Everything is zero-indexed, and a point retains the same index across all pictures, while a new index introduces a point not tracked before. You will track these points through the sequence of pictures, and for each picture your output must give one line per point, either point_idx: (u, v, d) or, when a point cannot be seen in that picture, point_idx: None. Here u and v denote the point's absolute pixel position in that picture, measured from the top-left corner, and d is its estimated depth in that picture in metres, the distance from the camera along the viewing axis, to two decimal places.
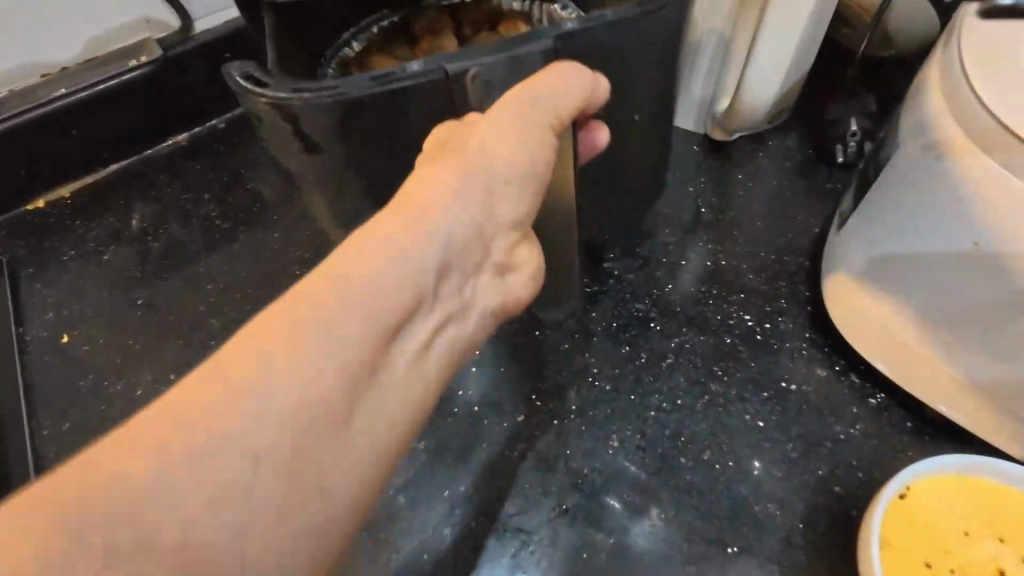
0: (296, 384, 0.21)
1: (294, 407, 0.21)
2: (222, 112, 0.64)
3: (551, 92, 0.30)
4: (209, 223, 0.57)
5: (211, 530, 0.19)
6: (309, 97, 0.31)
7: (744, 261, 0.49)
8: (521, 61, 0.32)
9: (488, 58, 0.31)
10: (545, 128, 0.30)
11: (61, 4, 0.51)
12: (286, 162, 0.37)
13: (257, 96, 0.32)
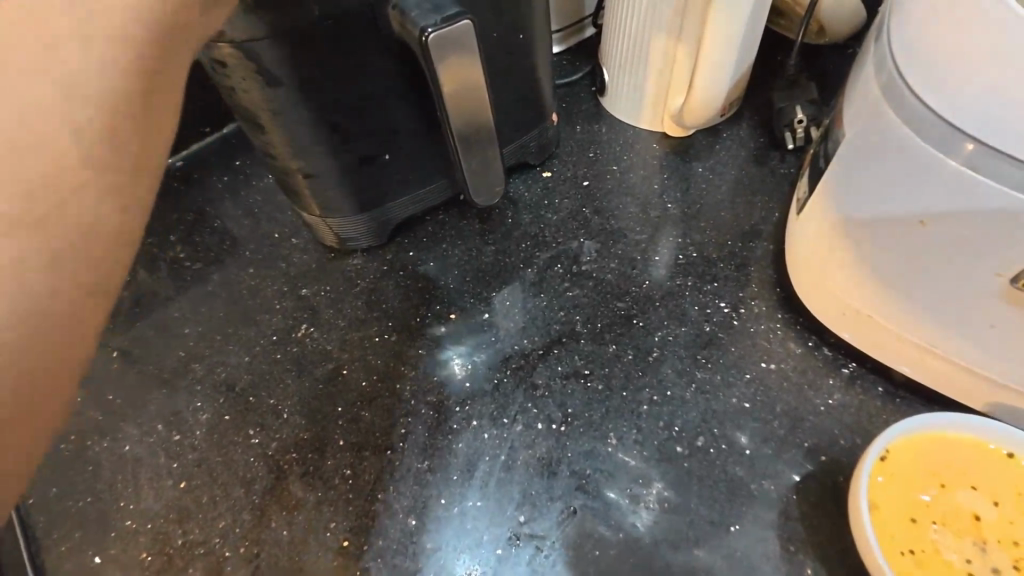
0: (119, 92, 0.22)
1: (111, 105, 0.22)
2: (177, 149, 0.65)
3: (436, 50, 0.37)
4: (180, 267, 0.57)
5: (84, 200, 0.22)
6: (227, 47, 0.37)
7: (712, 250, 0.51)
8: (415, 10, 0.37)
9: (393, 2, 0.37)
10: (440, 73, 0.38)
11: None
12: (249, 106, 0.42)
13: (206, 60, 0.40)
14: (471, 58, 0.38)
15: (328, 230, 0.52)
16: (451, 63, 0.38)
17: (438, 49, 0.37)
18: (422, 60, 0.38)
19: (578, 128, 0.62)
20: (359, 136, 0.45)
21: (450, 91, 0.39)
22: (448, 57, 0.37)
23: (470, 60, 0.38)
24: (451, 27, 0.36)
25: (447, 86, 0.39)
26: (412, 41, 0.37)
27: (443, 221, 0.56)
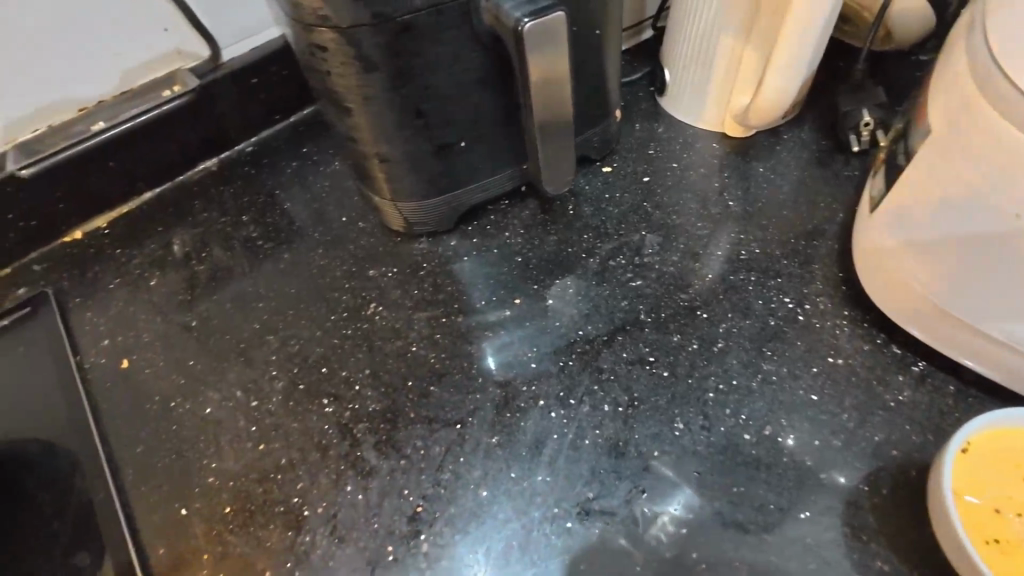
0: None
1: None
2: (249, 136, 0.69)
3: (530, 40, 0.38)
4: (253, 245, 0.60)
5: None
6: (329, 31, 0.40)
7: (775, 247, 0.52)
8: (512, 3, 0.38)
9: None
10: (530, 63, 0.39)
11: (98, 42, 0.57)
12: (340, 90, 0.44)
13: (304, 44, 0.42)
14: (560, 50, 0.39)
15: (398, 214, 0.54)
16: (542, 54, 0.39)
17: (532, 41, 0.38)
18: (515, 51, 0.39)
19: (637, 126, 0.63)
20: (439, 123, 0.47)
21: (538, 81, 0.41)
22: (540, 48, 0.39)
23: (560, 51, 0.40)
24: (543, 20, 0.38)
25: (534, 76, 0.40)
26: (507, 32, 0.39)
27: (506, 210, 0.58)
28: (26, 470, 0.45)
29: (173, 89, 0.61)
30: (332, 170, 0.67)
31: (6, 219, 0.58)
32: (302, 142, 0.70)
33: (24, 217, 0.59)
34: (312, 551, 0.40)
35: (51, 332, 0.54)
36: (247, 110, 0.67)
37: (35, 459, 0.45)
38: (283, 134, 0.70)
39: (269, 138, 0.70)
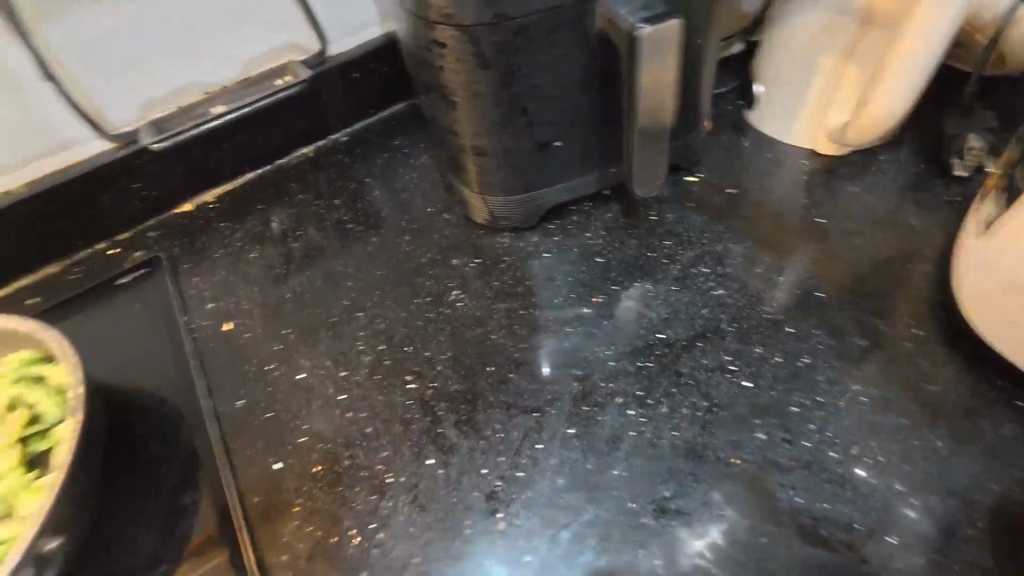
0: None
1: None
2: (344, 127, 0.74)
3: (645, 47, 0.39)
4: (345, 228, 0.63)
5: None
6: (448, 30, 0.42)
7: (866, 268, 0.51)
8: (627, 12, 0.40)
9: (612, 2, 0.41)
10: (641, 68, 0.41)
11: (226, 33, 0.62)
12: (449, 86, 0.47)
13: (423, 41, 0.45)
14: (671, 58, 0.41)
15: (486, 207, 0.56)
16: (653, 62, 0.40)
17: (646, 48, 0.40)
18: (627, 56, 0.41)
19: (723, 138, 0.63)
20: (539, 122, 0.49)
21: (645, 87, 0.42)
22: (653, 55, 0.40)
23: (670, 59, 0.41)
24: (659, 28, 0.39)
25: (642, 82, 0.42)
26: (621, 37, 0.41)
27: (588, 212, 0.59)
28: (139, 414, 0.50)
29: (285, 78, 0.66)
30: (419, 163, 0.70)
31: (131, 189, 0.65)
32: (392, 135, 0.74)
33: (146, 188, 0.65)
34: (394, 516, 0.42)
35: (164, 293, 0.60)
36: (346, 103, 0.72)
37: (147, 404, 0.50)
38: (374, 127, 0.74)
39: (361, 129, 0.75)
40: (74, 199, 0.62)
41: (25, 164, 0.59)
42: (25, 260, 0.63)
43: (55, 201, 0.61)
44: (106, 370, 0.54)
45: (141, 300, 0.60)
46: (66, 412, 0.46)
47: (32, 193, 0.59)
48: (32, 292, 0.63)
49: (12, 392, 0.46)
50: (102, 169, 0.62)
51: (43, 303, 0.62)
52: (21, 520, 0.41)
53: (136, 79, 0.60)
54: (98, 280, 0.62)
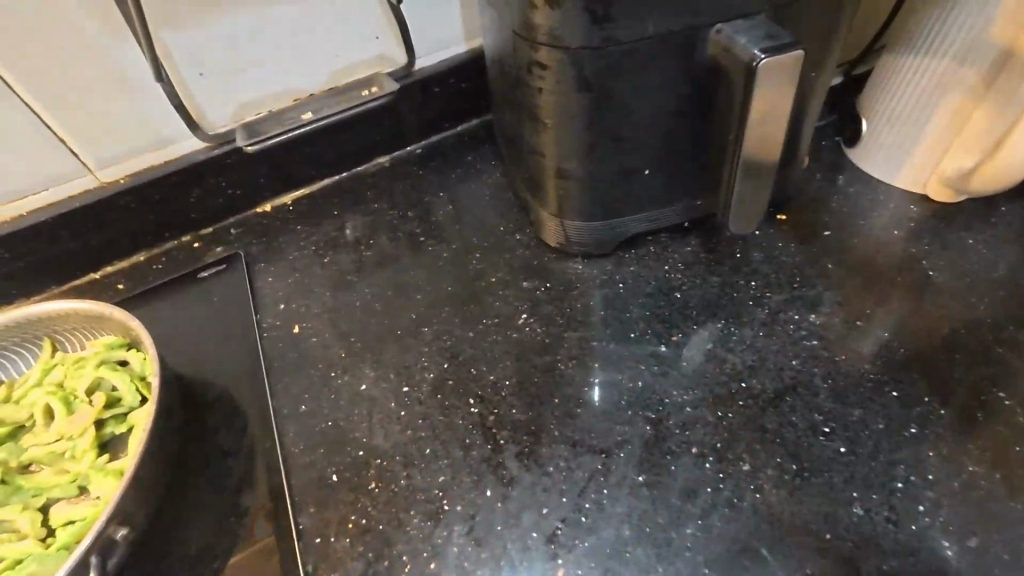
0: None
1: None
2: (420, 139, 0.75)
3: (763, 78, 0.37)
4: (416, 241, 0.64)
5: None
6: (545, 50, 0.41)
7: (982, 332, 0.46)
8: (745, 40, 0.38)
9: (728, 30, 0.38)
10: (755, 101, 0.38)
11: (322, 44, 0.64)
12: (538, 106, 0.46)
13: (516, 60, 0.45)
14: (789, 91, 0.38)
15: (561, 231, 0.55)
16: (770, 94, 0.38)
17: (762, 79, 0.37)
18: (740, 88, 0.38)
19: (818, 175, 0.59)
20: (627, 148, 0.47)
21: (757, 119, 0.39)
22: (770, 88, 0.38)
23: (788, 92, 0.38)
24: (781, 59, 0.36)
25: (756, 115, 0.39)
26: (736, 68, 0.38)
27: (666, 244, 0.56)
28: (207, 407, 0.51)
29: (372, 88, 0.66)
30: (493, 180, 0.70)
31: (221, 186, 0.68)
32: (467, 151, 0.74)
33: (232, 186, 0.68)
34: (450, 545, 0.41)
35: (240, 290, 0.62)
36: (425, 116, 0.73)
37: (216, 398, 0.51)
38: (449, 141, 0.75)
39: (437, 142, 0.76)
40: (167, 192, 0.65)
41: (127, 157, 0.62)
42: (120, 246, 0.66)
43: (151, 194, 0.64)
44: (181, 359, 0.56)
45: (218, 295, 0.62)
46: (144, 398, 0.48)
47: (132, 184, 0.63)
48: (120, 278, 0.67)
49: (97, 374, 0.48)
50: (194, 166, 0.65)
51: (131, 288, 0.65)
52: (96, 502, 0.42)
53: (238, 83, 0.63)
54: (181, 272, 0.65)
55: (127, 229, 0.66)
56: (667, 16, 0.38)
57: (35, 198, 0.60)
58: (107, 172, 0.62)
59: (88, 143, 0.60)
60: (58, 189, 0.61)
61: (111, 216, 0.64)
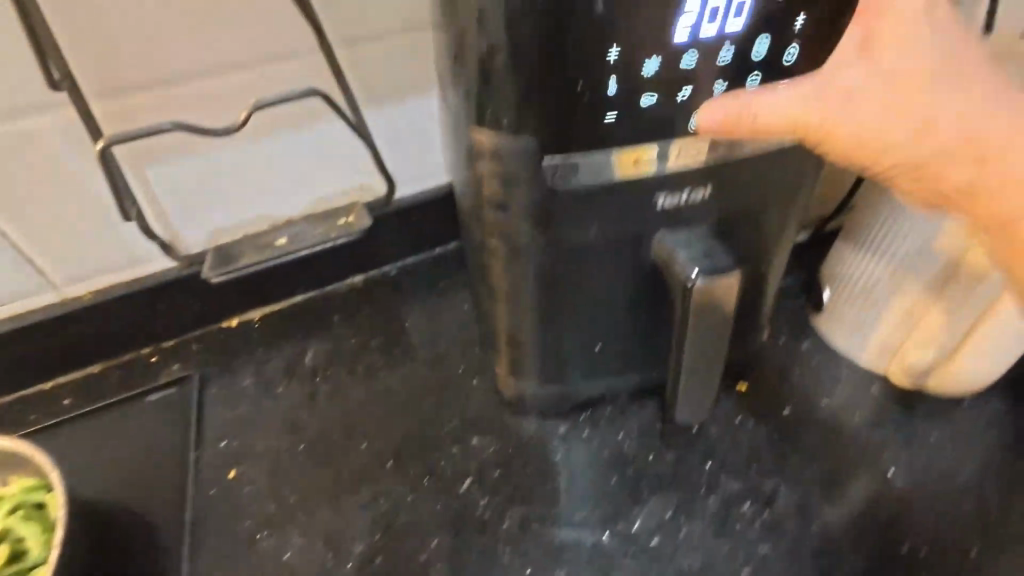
0: None
1: None
2: (395, 260, 0.75)
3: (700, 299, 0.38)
4: (373, 376, 0.62)
5: None
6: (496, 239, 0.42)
7: (912, 544, 0.47)
8: (680, 254, 0.39)
9: (669, 239, 0.40)
10: (693, 317, 0.38)
11: (303, 176, 0.66)
12: (492, 279, 0.46)
13: (472, 234, 0.45)
14: (726, 310, 0.38)
15: (515, 388, 0.54)
16: (705, 312, 0.38)
17: (698, 300, 0.38)
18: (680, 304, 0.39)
19: (782, 340, 0.58)
20: (580, 325, 0.46)
21: (694, 333, 0.39)
22: (704, 309, 0.38)
23: (726, 311, 0.39)
24: (714, 283, 0.38)
25: (693, 329, 0.39)
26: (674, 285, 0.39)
27: (624, 408, 0.55)
28: None
29: (350, 218, 0.66)
30: (460, 313, 0.69)
31: (186, 303, 0.67)
32: (440, 277, 0.74)
33: (197, 302, 0.67)
34: None
35: (186, 418, 0.61)
36: (401, 242, 0.74)
37: None
38: (424, 263, 0.75)
39: (411, 263, 0.76)
40: (129, 309, 0.64)
41: (93, 274, 0.62)
42: (76, 357, 0.65)
43: (112, 311, 0.64)
44: (122, 495, 0.55)
45: (163, 423, 0.61)
46: (47, 559, 0.46)
47: (94, 301, 0.62)
48: (68, 390, 0.65)
49: (6, 521, 0.47)
50: (161, 285, 0.64)
51: (79, 403, 0.63)
52: None
53: (212, 207, 0.64)
54: (133, 391, 0.64)
55: (84, 343, 0.64)
56: (613, 223, 0.39)
57: None
58: (72, 288, 0.62)
59: (54, 263, 0.60)
60: (20, 302, 0.61)
61: (68, 330, 0.63)
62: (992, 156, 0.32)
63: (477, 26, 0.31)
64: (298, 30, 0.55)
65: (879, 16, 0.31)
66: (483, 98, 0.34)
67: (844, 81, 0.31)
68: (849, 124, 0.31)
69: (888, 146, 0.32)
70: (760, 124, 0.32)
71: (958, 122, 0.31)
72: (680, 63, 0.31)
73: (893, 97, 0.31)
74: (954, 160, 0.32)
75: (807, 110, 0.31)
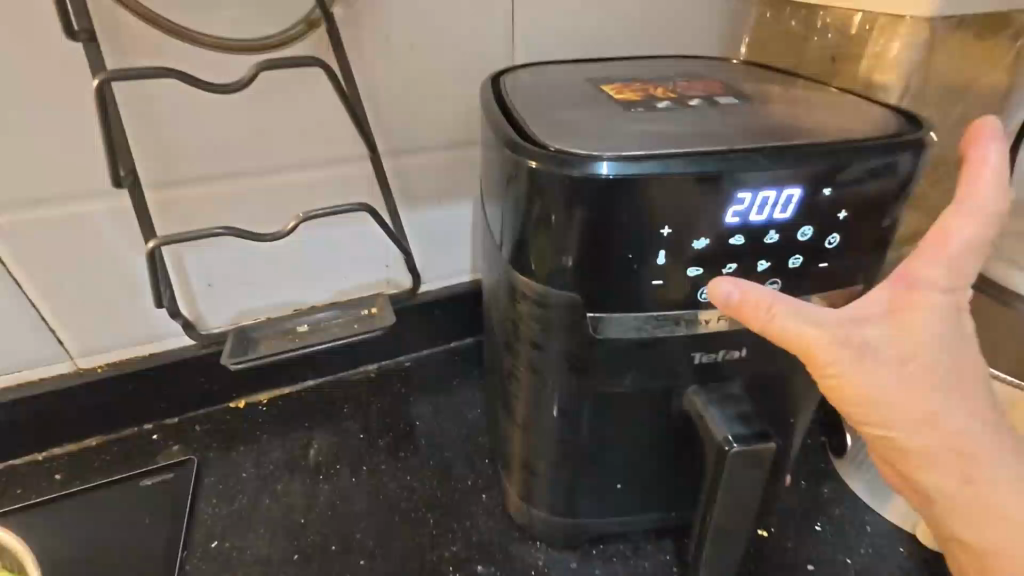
0: None
1: None
2: (410, 353, 0.75)
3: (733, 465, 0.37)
4: (379, 480, 0.60)
5: None
6: (525, 372, 0.42)
7: None
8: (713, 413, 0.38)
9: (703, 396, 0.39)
10: (724, 480, 0.37)
11: (333, 265, 0.67)
12: (517, 407, 0.45)
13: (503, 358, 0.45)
14: (760, 476, 0.37)
15: (526, 514, 0.51)
16: (737, 476, 0.37)
17: (731, 465, 0.36)
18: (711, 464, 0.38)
19: (801, 484, 0.57)
20: (602, 463, 0.45)
21: (724, 495, 0.38)
22: (736, 474, 0.37)
23: (759, 476, 0.37)
24: (749, 448, 0.36)
25: (724, 492, 0.38)
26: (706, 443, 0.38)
27: (637, 545, 0.53)
28: None
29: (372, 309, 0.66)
30: (472, 416, 0.68)
31: (197, 382, 0.66)
32: (454, 374, 0.73)
33: (209, 382, 0.66)
34: None
35: (177, 509, 0.58)
36: (420, 336, 0.74)
37: None
38: (439, 357, 0.75)
39: (426, 357, 0.75)
40: (140, 384, 0.63)
41: (111, 347, 0.62)
42: (75, 430, 0.63)
43: (122, 385, 0.63)
44: None
45: (152, 512, 0.58)
46: None
47: (106, 374, 0.61)
48: (60, 463, 0.62)
49: None
50: (175, 363, 0.64)
51: (67, 481, 0.61)
52: None
53: (244, 292, 0.65)
54: (127, 472, 0.61)
55: (86, 414, 0.63)
56: (647, 372, 0.39)
57: (5, 376, 0.59)
58: (86, 359, 0.61)
59: (74, 333, 0.59)
60: (32, 369, 0.60)
61: (73, 402, 0.61)
62: (936, 450, 0.34)
63: (534, 191, 0.33)
64: (351, 141, 0.58)
65: (904, 296, 0.33)
66: (532, 251, 0.36)
67: (857, 331, 0.33)
68: (847, 368, 0.33)
69: (873, 397, 0.33)
70: (769, 328, 0.33)
71: (927, 409, 0.33)
72: (729, 241, 0.34)
73: (892, 362, 0.33)
74: (911, 434, 0.34)
75: (816, 341, 0.32)
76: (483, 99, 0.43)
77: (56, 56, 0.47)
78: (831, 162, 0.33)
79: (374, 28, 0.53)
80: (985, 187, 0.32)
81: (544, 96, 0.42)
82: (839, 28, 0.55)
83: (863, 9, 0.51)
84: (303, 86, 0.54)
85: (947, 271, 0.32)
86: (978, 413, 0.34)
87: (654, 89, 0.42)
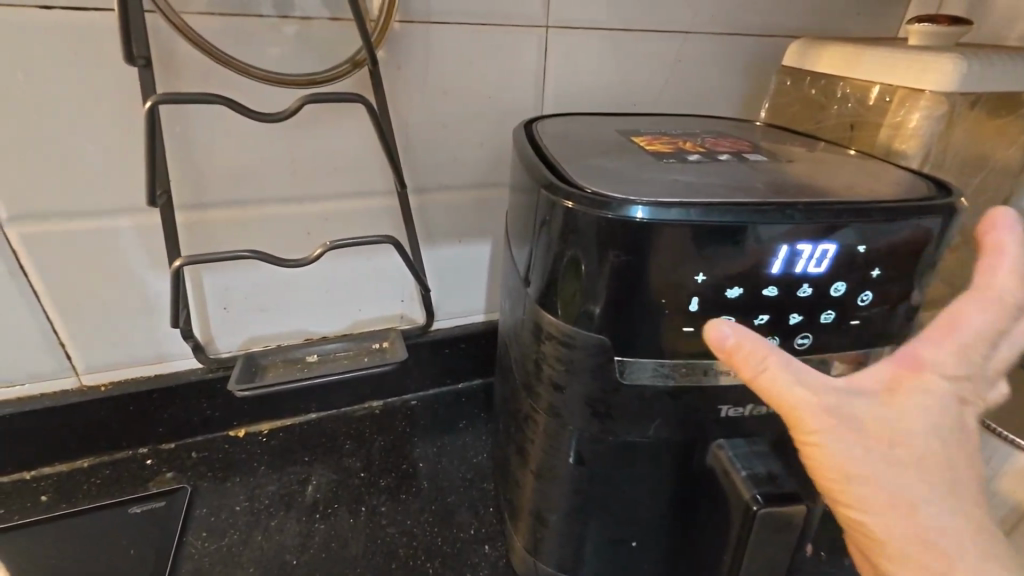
0: None
1: None
2: (417, 390, 0.74)
3: (762, 528, 0.35)
4: (377, 522, 0.58)
5: None
6: (542, 419, 0.41)
7: None
8: (741, 472, 0.37)
9: (728, 450, 0.38)
10: (751, 545, 0.35)
11: (349, 297, 0.67)
12: (532, 453, 0.44)
13: (520, 406, 0.44)
14: (789, 542, 0.35)
15: (531, 569, 0.48)
16: (765, 542, 0.35)
17: (761, 530, 0.35)
18: (740, 529, 0.36)
19: (821, 555, 0.54)
20: (618, 518, 0.43)
21: (750, 561, 0.36)
22: (764, 540, 0.35)
23: (789, 542, 0.36)
24: (779, 510, 0.35)
25: (751, 557, 0.36)
26: (734, 502, 0.37)
27: None
28: None
29: (384, 342, 0.65)
30: (477, 461, 0.66)
31: (199, 406, 0.64)
32: (460, 415, 0.72)
33: (211, 408, 0.65)
34: None
35: (164, 542, 0.55)
36: (428, 374, 0.73)
37: None
38: (445, 397, 0.74)
39: (432, 396, 0.74)
40: (142, 405, 0.62)
41: (119, 366, 0.61)
42: (68, 449, 0.61)
43: (123, 406, 0.61)
44: None
45: (137, 543, 0.54)
46: None
47: (110, 394, 0.60)
48: (47, 484, 0.60)
49: None
50: (181, 386, 0.62)
51: (53, 504, 0.58)
52: None
53: (258, 320, 0.65)
54: (116, 498, 0.59)
55: (82, 434, 0.61)
56: (669, 424, 0.38)
57: (7, 390, 0.58)
58: (92, 377, 0.60)
59: (85, 349, 0.59)
60: (35, 384, 0.58)
61: (72, 420, 0.60)
62: (914, 554, 0.30)
63: (567, 231, 0.34)
64: (380, 176, 0.60)
65: (906, 376, 0.30)
66: (560, 291, 0.36)
67: (847, 403, 0.30)
68: (835, 438, 0.30)
69: (850, 472, 0.30)
70: (758, 383, 0.30)
71: (910, 503, 0.29)
72: (762, 291, 0.34)
73: (881, 444, 0.29)
74: (896, 532, 0.30)
75: (805, 402, 0.30)
76: (515, 143, 0.44)
77: (108, 81, 0.48)
78: (866, 221, 0.33)
79: (413, 72, 0.55)
80: (1003, 273, 0.31)
81: (576, 143, 0.43)
82: (858, 97, 0.58)
83: (880, 81, 0.54)
84: (341, 121, 0.56)
85: (953, 357, 0.30)
86: (977, 525, 0.29)
87: (683, 143, 0.44)
